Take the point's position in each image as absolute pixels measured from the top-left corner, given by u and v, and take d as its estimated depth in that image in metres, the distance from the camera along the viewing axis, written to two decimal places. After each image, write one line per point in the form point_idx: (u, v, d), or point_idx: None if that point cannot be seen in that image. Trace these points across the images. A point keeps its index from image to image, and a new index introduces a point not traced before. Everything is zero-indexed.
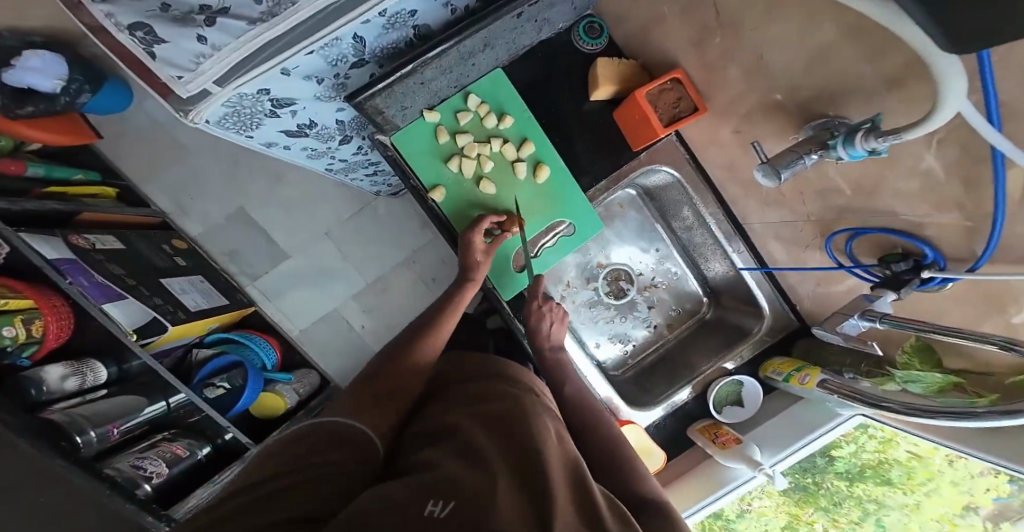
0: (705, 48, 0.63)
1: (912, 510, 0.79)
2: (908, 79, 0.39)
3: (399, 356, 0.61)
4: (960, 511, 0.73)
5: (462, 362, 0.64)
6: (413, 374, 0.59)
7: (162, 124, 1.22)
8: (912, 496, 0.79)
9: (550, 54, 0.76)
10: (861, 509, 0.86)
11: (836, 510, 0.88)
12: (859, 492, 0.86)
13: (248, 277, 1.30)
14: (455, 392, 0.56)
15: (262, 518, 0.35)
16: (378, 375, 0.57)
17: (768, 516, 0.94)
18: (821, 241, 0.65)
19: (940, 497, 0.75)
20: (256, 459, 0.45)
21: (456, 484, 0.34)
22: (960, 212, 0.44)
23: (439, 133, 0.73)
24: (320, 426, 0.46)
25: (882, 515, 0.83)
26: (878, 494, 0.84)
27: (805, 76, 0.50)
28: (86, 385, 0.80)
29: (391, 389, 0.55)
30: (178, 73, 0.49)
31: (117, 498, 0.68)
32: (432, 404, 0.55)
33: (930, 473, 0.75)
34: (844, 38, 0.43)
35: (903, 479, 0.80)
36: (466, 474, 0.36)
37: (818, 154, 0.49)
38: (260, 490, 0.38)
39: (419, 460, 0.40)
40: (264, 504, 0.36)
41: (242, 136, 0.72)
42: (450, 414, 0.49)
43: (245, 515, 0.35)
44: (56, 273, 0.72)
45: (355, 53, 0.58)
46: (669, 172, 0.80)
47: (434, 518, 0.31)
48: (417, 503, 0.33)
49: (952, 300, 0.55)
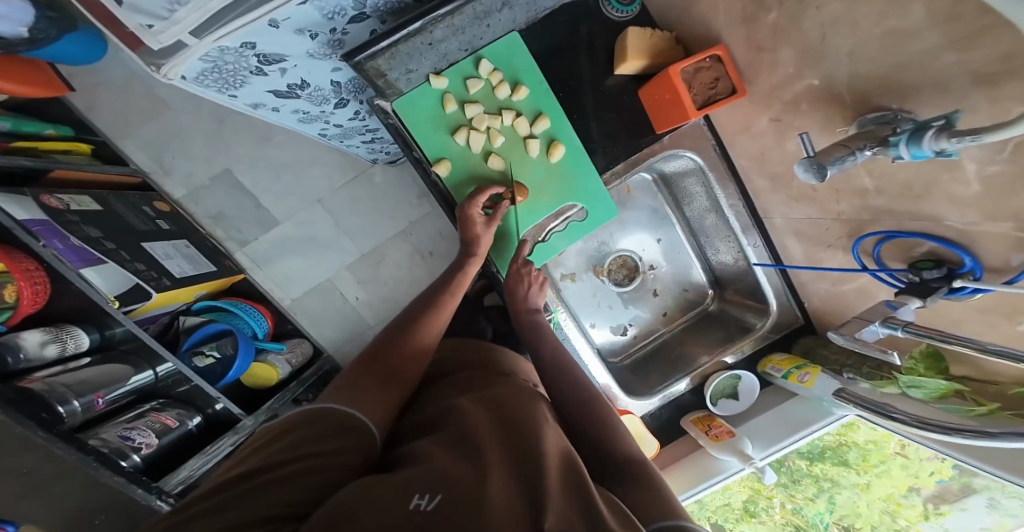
0: (755, 26, 0.57)
1: (862, 489, 0.84)
2: (1000, 76, 0.34)
3: (400, 337, 0.56)
4: (904, 492, 0.78)
5: (465, 350, 0.62)
6: (411, 358, 0.55)
7: (139, 74, 1.11)
8: (864, 476, 0.83)
9: (575, 20, 0.70)
10: (817, 487, 0.89)
11: (794, 487, 0.90)
12: (817, 471, 0.88)
13: (235, 243, 1.24)
14: (455, 379, 0.53)
15: (238, 512, 0.31)
16: (376, 356, 0.53)
17: (732, 490, 0.93)
18: (848, 243, 0.62)
19: (889, 477, 0.79)
20: (245, 450, 0.41)
21: (447, 477, 0.32)
22: (1014, 222, 0.41)
23: (445, 102, 0.66)
24: (318, 414, 0.42)
25: (835, 492, 0.87)
26: (834, 473, 0.86)
27: (870, 65, 0.45)
28: (67, 353, 0.76)
29: (387, 374, 0.51)
30: (149, 22, 0.43)
31: (104, 469, 0.64)
32: (431, 392, 0.53)
33: (884, 456, 0.79)
34: (931, 24, 0.38)
35: (858, 460, 0.83)
36: (458, 467, 0.33)
37: (873, 150, 0.44)
38: (247, 482, 0.33)
39: (411, 450, 0.38)
40: (247, 498, 0.32)
41: (224, 95, 0.65)
42: (449, 400, 0.46)
43: (223, 508, 0.31)
44: (29, 234, 0.66)
45: (354, 5, 0.50)
46: (691, 158, 0.76)
47: (420, 512, 0.28)
48: (403, 497, 0.30)
49: (978, 314, 0.53)
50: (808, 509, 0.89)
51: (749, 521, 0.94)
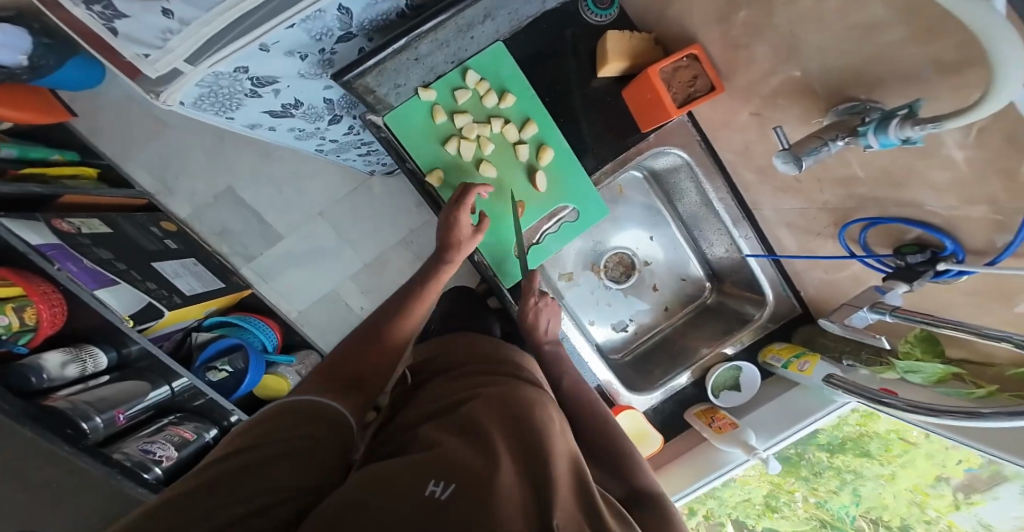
0: (729, 24, 0.59)
1: (886, 480, 0.82)
2: (960, 63, 0.35)
3: (383, 329, 0.56)
4: (932, 482, 0.76)
5: (452, 345, 0.61)
6: (382, 359, 0.54)
7: (138, 97, 1.14)
8: (888, 466, 0.82)
9: (558, 26, 0.72)
10: (840, 479, 0.88)
11: (816, 480, 0.91)
12: (839, 463, 0.88)
13: (241, 258, 1.27)
14: (453, 370, 0.53)
15: (241, 492, 0.31)
16: (335, 366, 0.50)
17: (752, 485, 0.95)
18: (834, 230, 0.63)
19: (914, 467, 0.77)
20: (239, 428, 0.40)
21: (459, 464, 0.32)
22: (989, 205, 0.42)
23: (435, 114, 0.68)
24: (307, 404, 0.42)
25: (859, 484, 0.86)
26: (857, 465, 0.86)
27: (839, 57, 0.46)
28: (87, 372, 0.78)
29: (355, 378, 0.49)
30: (145, 51, 0.46)
31: (128, 481, 0.66)
32: (437, 380, 0.52)
33: (907, 446, 0.77)
34: (893, 18, 0.39)
35: (881, 451, 0.82)
36: (470, 457, 0.34)
37: (846, 140, 0.45)
38: (243, 460, 0.34)
39: (419, 436, 0.38)
40: (245, 475, 0.32)
41: (222, 117, 0.68)
42: (455, 391, 0.47)
43: (221, 489, 0.31)
44: (44, 259, 0.69)
45: (341, 26, 0.52)
46: (678, 155, 0.78)
47: (435, 500, 0.29)
48: (418, 482, 0.30)
49: (966, 295, 0.53)
50: (833, 503, 0.90)
51: (771, 516, 0.96)
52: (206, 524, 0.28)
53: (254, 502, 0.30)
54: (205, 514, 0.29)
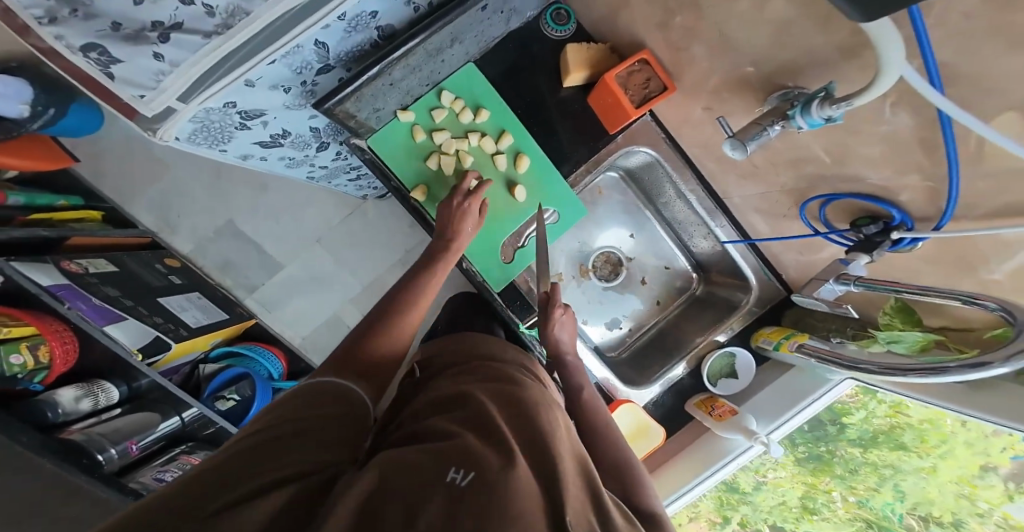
0: (668, 29, 0.63)
1: (929, 473, 0.74)
2: (860, 47, 0.39)
3: (387, 320, 0.59)
4: (977, 472, 0.67)
5: (446, 342, 0.65)
6: (387, 363, 0.56)
7: (136, 140, 1.21)
8: (927, 459, 0.74)
9: (521, 43, 0.77)
10: (878, 475, 0.80)
11: (852, 478, 0.84)
12: (875, 459, 0.81)
13: (244, 288, 1.30)
14: (458, 368, 0.55)
15: (265, 468, 0.33)
16: (349, 354, 0.53)
17: (785, 487, 0.91)
18: (797, 210, 0.67)
19: (954, 457, 0.69)
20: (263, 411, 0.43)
21: (478, 455, 0.33)
22: (919, 173, 0.45)
23: (415, 133, 0.72)
24: (323, 386, 0.45)
25: (899, 479, 0.78)
26: (894, 459, 0.78)
27: (764, 51, 0.51)
28: (100, 405, 0.82)
29: (361, 372, 0.51)
30: (140, 92, 0.50)
31: None
32: (441, 377, 0.54)
33: (943, 435, 0.70)
34: (799, 12, 0.43)
35: (917, 442, 0.75)
36: (486, 447, 0.34)
37: (781, 124, 0.49)
38: (264, 436, 0.36)
39: (430, 428, 0.40)
40: (265, 451, 0.35)
41: (216, 150, 0.73)
42: (463, 387, 0.49)
43: (241, 460, 0.33)
44: (55, 298, 0.72)
45: (319, 59, 0.57)
46: (647, 153, 0.82)
47: (455, 486, 0.29)
48: (439, 470, 0.31)
49: (922, 260, 0.56)
50: (875, 501, 0.81)
51: (810, 518, 0.88)
52: (218, 503, 0.29)
53: (273, 475, 0.32)
54: (226, 483, 0.31)
